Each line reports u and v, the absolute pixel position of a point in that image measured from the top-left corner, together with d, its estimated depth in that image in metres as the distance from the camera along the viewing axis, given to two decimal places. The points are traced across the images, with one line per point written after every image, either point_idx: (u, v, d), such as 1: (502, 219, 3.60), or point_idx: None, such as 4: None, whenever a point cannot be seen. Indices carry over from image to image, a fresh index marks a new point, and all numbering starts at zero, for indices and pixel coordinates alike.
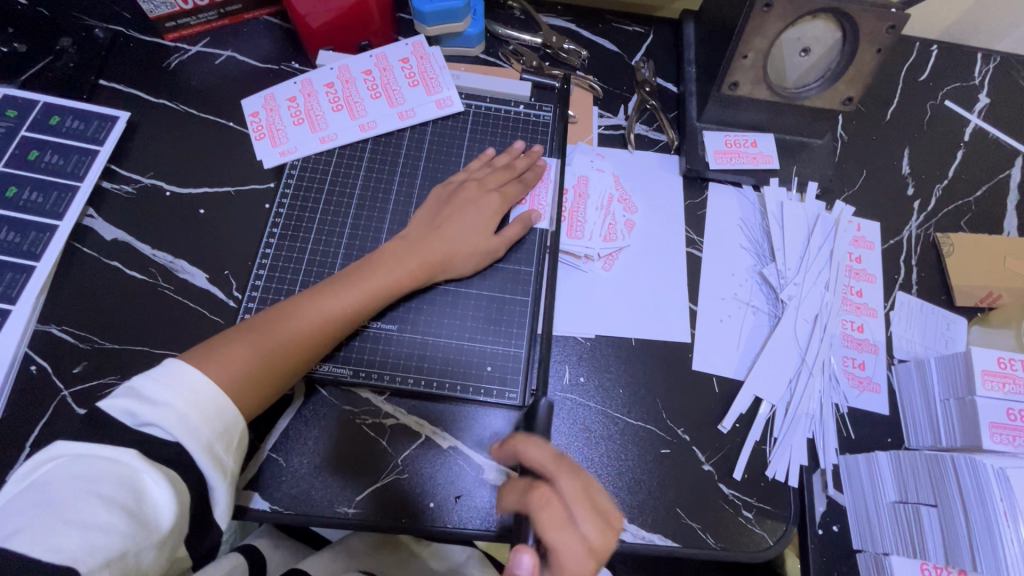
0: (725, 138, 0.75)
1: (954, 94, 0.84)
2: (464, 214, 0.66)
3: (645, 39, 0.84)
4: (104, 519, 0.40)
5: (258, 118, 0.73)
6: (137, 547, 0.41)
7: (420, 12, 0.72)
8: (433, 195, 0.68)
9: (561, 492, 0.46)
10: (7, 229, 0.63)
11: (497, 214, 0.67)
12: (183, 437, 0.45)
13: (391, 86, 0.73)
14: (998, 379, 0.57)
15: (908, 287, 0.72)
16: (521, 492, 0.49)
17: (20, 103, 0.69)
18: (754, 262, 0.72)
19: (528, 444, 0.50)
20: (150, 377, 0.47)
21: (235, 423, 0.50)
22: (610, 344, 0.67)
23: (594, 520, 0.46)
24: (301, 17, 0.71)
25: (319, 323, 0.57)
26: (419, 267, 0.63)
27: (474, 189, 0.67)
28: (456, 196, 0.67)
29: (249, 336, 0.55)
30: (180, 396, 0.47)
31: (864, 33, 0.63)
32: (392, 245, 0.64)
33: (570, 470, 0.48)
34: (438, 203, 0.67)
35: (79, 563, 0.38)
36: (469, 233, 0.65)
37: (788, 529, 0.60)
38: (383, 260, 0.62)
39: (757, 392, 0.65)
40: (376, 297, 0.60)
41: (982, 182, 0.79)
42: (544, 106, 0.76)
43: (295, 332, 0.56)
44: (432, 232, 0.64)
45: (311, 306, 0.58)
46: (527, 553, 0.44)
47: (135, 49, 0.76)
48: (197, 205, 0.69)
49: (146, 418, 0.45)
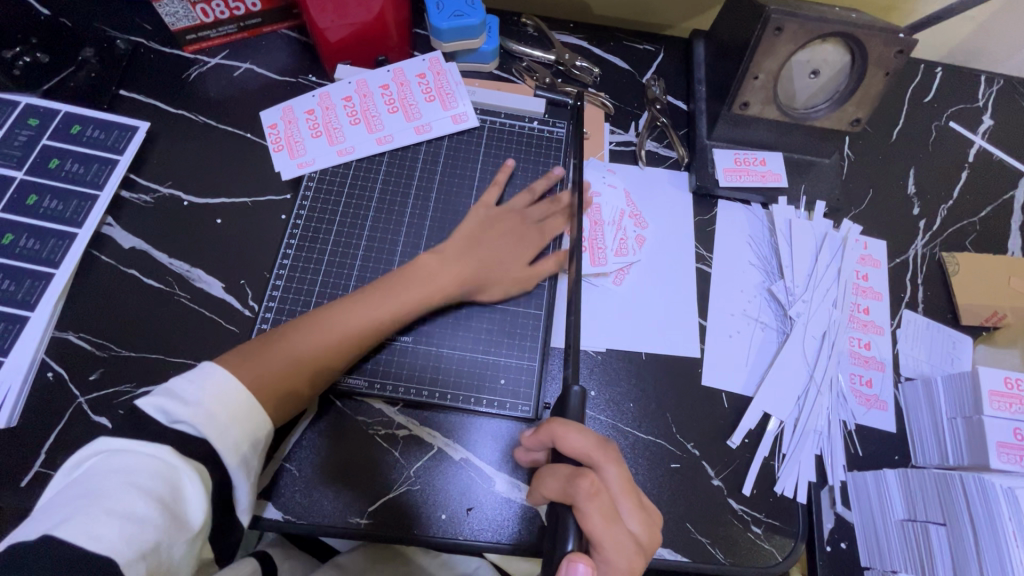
0: (734, 156, 0.76)
1: (959, 116, 0.85)
2: (504, 244, 0.68)
3: (656, 57, 0.85)
4: (141, 511, 0.41)
5: (277, 130, 0.74)
6: (170, 540, 0.42)
7: (437, 29, 0.74)
8: (473, 216, 0.69)
9: (611, 482, 0.47)
10: (28, 236, 0.64)
11: (535, 248, 0.69)
12: (212, 437, 0.46)
13: (408, 101, 0.75)
14: (1005, 400, 0.58)
15: (914, 305, 0.73)
16: (566, 479, 0.46)
17: (42, 112, 0.70)
18: (763, 278, 0.73)
19: (573, 430, 0.48)
20: (186, 377, 0.48)
21: (262, 426, 0.50)
22: (621, 358, 0.67)
23: (638, 513, 0.47)
24: (322, 30, 0.72)
25: (347, 333, 0.58)
26: (451, 283, 0.64)
27: (516, 221, 0.70)
28: (496, 222, 0.69)
29: (281, 344, 0.56)
30: (212, 398, 0.48)
31: (871, 57, 0.65)
32: (426, 258, 0.65)
33: (615, 461, 0.48)
34: (476, 229, 0.68)
35: (117, 553, 0.39)
36: (504, 255, 0.67)
37: (797, 546, 0.61)
38: (414, 275, 0.63)
39: (766, 408, 0.66)
40: (404, 311, 0.61)
41: (986, 203, 0.80)
42: (558, 122, 0.78)
43: (324, 341, 0.57)
44: (467, 254, 0.66)
45: (340, 316, 0.59)
46: (582, 561, 0.42)
47: (155, 60, 0.77)
48: (214, 215, 0.70)
49: (179, 417, 0.46)
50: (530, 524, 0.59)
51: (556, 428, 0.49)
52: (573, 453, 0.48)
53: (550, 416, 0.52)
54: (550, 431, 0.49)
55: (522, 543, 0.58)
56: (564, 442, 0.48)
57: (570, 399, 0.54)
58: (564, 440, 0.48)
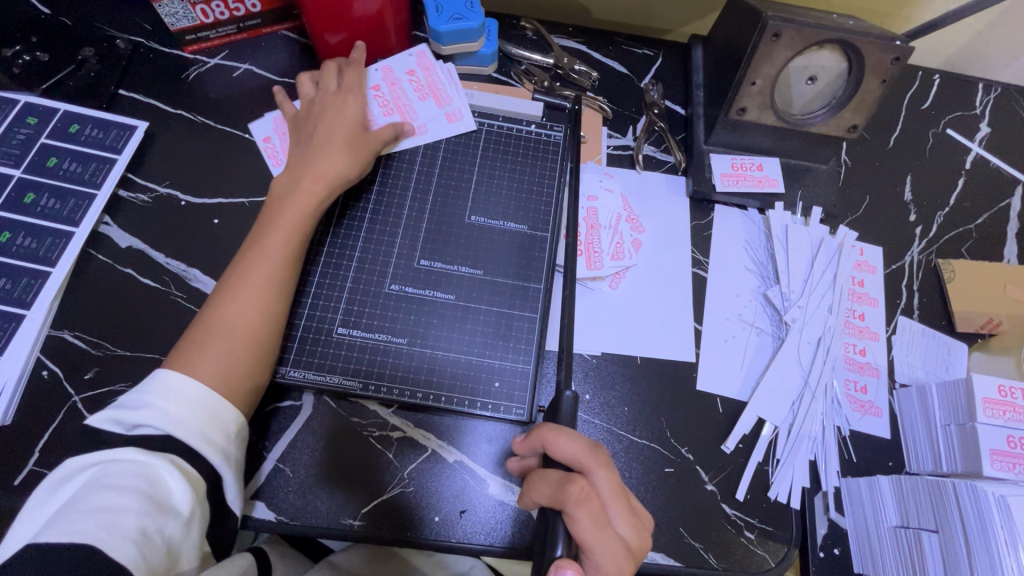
0: (731, 161, 0.76)
1: (956, 123, 0.85)
2: (328, 118, 0.67)
3: (655, 61, 0.85)
4: (119, 502, 0.42)
5: (270, 143, 0.74)
6: (159, 523, 0.43)
7: (436, 32, 0.74)
8: (294, 122, 0.70)
9: (600, 486, 0.47)
10: (25, 234, 0.64)
11: (359, 111, 0.69)
12: (172, 429, 0.47)
13: (401, 101, 0.75)
14: (999, 407, 0.58)
15: (909, 311, 0.73)
16: (556, 484, 0.46)
17: (41, 110, 0.70)
18: (759, 283, 0.73)
19: (563, 436, 0.49)
20: (136, 390, 0.49)
21: (226, 410, 0.51)
22: (616, 362, 0.67)
23: (628, 516, 0.47)
24: (320, 33, 0.72)
25: (256, 287, 0.57)
26: (313, 185, 0.63)
27: (331, 99, 0.69)
28: (318, 108, 0.69)
29: (209, 331, 0.55)
30: (162, 397, 0.48)
31: (868, 64, 0.65)
32: (279, 180, 0.64)
33: (605, 465, 0.48)
34: (305, 119, 0.69)
35: (102, 541, 0.39)
36: (341, 129, 0.66)
37: (790, 551, 0.61)
38: (275, 200, 0.63)
39: (761, 413, 0.66)
40: (286, 238, 0.60)
41: (982, 211, 0.80)
42: (555, 126, 0.78)
43: (245, 308, 0.56)
44: (304, 154, 0.65)
45: (243, 276, 0.57)
46: (570, 566, 0.42)
47: (155, 60, 0.77)
48: (211, 215, 0.70)
49: (134, 422, 0.47)
50: (523, 527, 0.59)
51: (547, 433, 0.50)
52: (564, 458, 0.48)
53: (543, 423, 0.52)
54: (540, 437, 0.50)
55: (515, 546, 0.58)
56: (554, 448, 0.49)
57: (562, 404, 0.54)
58: (555, 445, 0.49)
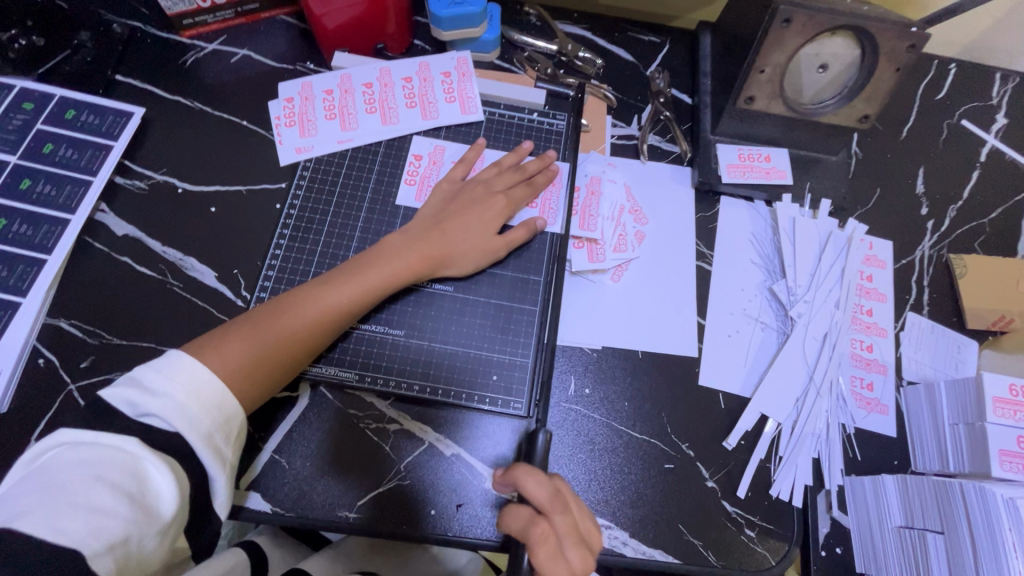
0: (738, 152, 0.74)
1: (972, 115, 0.83)
2: (463, 211, 0.66)
3: (661, 49, 0.83)
4: (107, 504, 0.41)
5: (417, 164, 0.72)
6: (140, 533, 0.42)
7: (437, 16, 0.72)
8: (439, 192, 0.68)
9: (558, 526, 0.46)
10: (21, 221, 0.64)
11: (502, 214, 0.67)
12: (184, 429, 0.46)
13: (551, 204, 0.71)
14: (1009, 407, 0.56)
15: (919, 307, 0.72)
16: (523, 520, 0.47)
17: (37, 95, 0.70)
18: (764, 278, 0.71)
19: (531, 477, 0.48)
20: (152, 366, 0.48)
21: (235, 417, 0.50)
22: (616, 355, 0.66)
23: (587, 560, 0.46)
24: (319, 17, 0.70)
25: (323, 307, 0.58)
26: (418, 261, 0.63)
27: (482, 190, 0.68)
28: (462, 195, 0.68)
29: (265, 320, 0.56)
30: (182, 387, 0.47)
31: (883, 51, 0.63)
32: (389, 238, 0.64)
33: (567, 511, 0.47)
34: (445, 199, 0.67)
35: (82, 546, 0.39)
36: (472, 231, 0.65)
37: (791, 550, 0.60)
38: (381, 254, 0.62)
39: (763, 410, 0.65)
40: (371, 291, 0.60)
41: (996, 205, 0.78)
42: (558, 114, 0.76)
43: (303, 318, 0.57)
44: (432, 231, 0.64)
45: (321, 293, 0.58)
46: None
47: (152, 45, 0.76)
48: (208, 203, 0.69)
49: (148, 409, 0.46)
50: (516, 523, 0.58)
51: (518, 472, 0.49)
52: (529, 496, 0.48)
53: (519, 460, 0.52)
54: (512, 476, 0.50)
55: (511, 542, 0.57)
56: (522, 488, 0.48)
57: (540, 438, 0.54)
58: (524, 485, 0.48)
